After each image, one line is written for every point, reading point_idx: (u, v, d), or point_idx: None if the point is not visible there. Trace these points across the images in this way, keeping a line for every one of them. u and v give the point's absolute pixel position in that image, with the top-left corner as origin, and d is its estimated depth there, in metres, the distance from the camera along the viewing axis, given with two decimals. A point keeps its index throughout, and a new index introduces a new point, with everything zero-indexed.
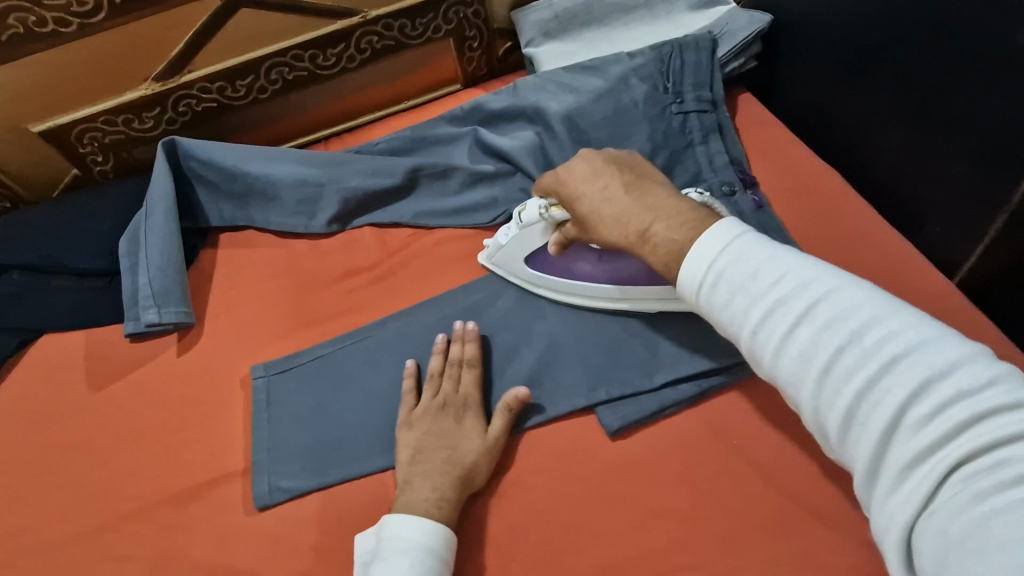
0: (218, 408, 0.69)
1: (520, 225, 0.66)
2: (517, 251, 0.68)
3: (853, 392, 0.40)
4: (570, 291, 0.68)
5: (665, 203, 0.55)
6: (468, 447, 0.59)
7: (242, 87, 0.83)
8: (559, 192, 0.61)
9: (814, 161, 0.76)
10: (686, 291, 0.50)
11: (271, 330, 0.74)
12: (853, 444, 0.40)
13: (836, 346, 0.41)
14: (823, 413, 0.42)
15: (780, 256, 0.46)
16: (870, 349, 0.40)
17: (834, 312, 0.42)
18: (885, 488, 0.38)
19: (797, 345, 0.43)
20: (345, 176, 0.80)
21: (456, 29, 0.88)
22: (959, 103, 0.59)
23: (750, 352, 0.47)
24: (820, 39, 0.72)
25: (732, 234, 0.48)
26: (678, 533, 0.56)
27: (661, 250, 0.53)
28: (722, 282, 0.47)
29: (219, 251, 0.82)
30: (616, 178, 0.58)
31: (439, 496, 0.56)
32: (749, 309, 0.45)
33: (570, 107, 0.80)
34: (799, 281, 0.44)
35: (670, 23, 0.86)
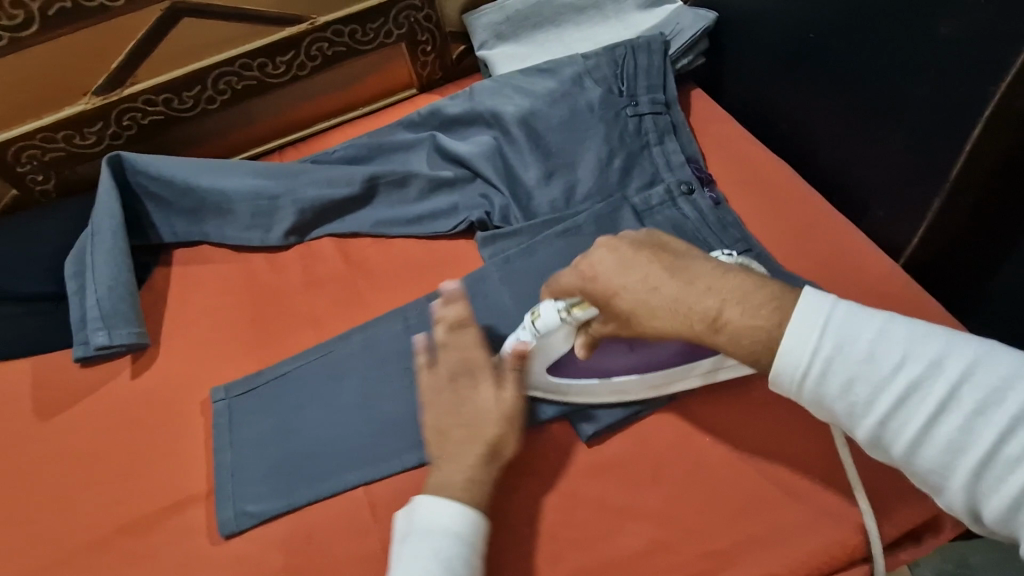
0: (179, 432, 0.67)
1: (537, 334, 0.57)
2: (538, 361, 0.59)
3: (1023, 482, 0.39)
4: (599, 390, 0.61)
5: (723, 283, 0.50)
6: (487, 420, 0.56)
7: (190, 98, 0.80)
8: (589, 291, 0.54)
9: (765, 155, 0.77)
10: (789, 383, 0.47)
11: (230, 348, 0.72)
12: (1022, 528, 0.40)
13: (987, 433, 0.40)
14: (986, 503, 0.41)
15: (895, 335, 0.44)
16: (1022, 432, 0.39)
17: (976, 395, 0.41)
18: None
19: (942, 435, 0.42)
20: (300, 186, 0.79)
21: (408, 34, 0.87)
22: (892, 95, 0.60)
23: (874, 441, 0.45)
24: (763, 36, 0.74)
25: (826, 312, 0.46)
26: (649, 531, 0.57)
27: (739, 338, 0.49)
28: (833, 373, 0.45)
29: (173, 269, 0.79)
30: (653, 263, 0.52)
31: (468, 479, 0.54)
32: (876, 399, 0.44)
33: (526, 110, 0.80)
34: (922, 364, 0.43)
35: (620, 22, 0.87)
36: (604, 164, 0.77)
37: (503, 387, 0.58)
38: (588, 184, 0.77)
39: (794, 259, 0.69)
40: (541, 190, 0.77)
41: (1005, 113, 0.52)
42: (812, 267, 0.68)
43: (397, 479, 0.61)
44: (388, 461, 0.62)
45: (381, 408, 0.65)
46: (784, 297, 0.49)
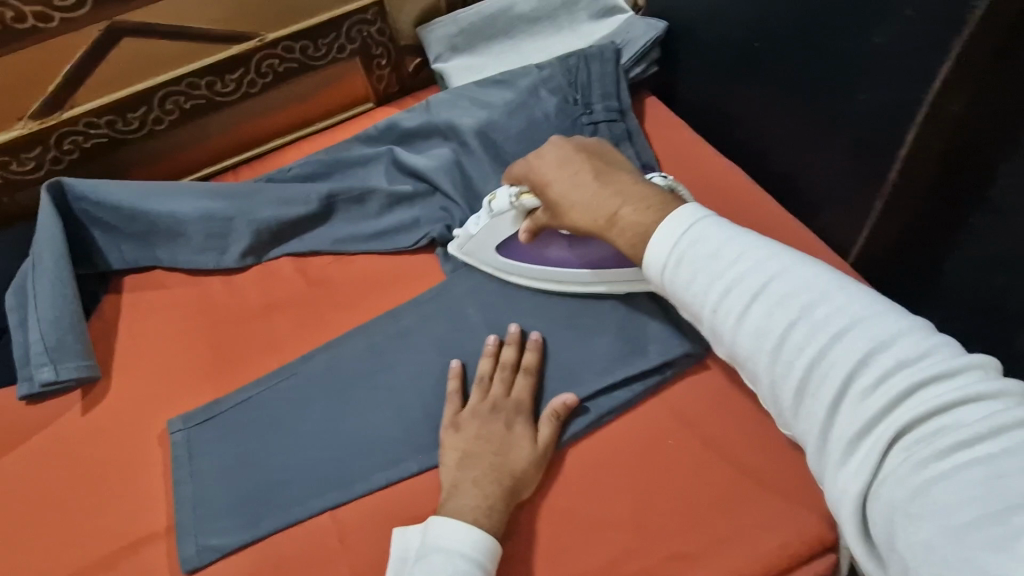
0: (135, 466, 0.65)
1: (490, 214, 0.67)
2: (489, 241, 0.68)
3: (807, 368, 0.42)
4: (544, 277, 0.68)
5: (630, 188, 0.58)
6: (519, 456, 0.58)
7: (135, 119, 0.78)
8: (529, 176, 0.64)
9: (718, 159, 0.79)
10: (652, 271, 0.53)
11: (188, 375, 0.70)
12: (806, 413, 0.43)
13: (789, 326, 0.44)
14: (780, 390, 0.44)
15: (738, 241, 0.49)
16: (820, 327, 0.43)
17: (786, 292, 0.45)
18: (839, 461, 0.40)
19: (756, 326, 0.46)
20: (254, 207, 0.77)
21: (361, 48, 0.86)
22: (831, 98, 0.62)
23: (711, 332, 0.50)
24: (711, 44, 0.76)
25: (693, 220, 0.51)
26: (622, 539, 0.57)
27: (626, 231, 0.55)
28: (682, 264, 0.50)
29: (124, 296, 0.76)
30: (585, 165, 0.61)
31: (487, 506, 0.55)
32: (709, 290, 0.48)
33: (482, 122, 0.80)
34: (756, 263, 0.47)
35: (573, 33, 0.88)
36: None
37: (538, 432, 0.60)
38: None
39: None
40: None
41: (937, 117, 0.54)
42: None
43: (365, 502, 0.60)
44: (355, 483, 0.60)
45: (347, 430, 0.64)
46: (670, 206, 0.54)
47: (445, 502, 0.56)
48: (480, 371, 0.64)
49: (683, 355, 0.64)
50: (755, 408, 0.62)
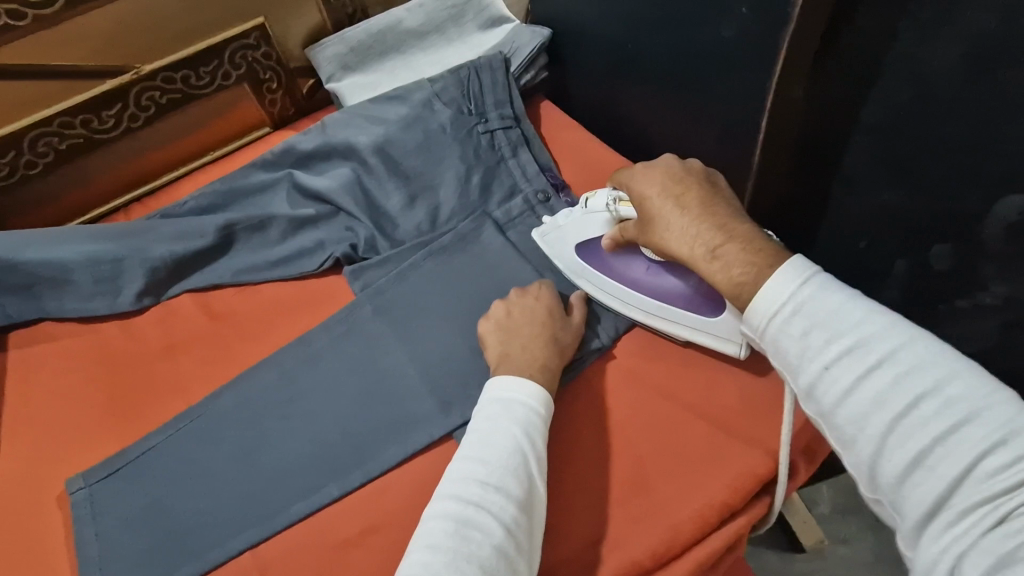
0: (33, 535, 0.60)
1: (585, 210, 0.69)
2: (571, 237, 0.70)
3: (927, 442, 0.41)
4: (610, 291, 0.68)
5: (739, 222, 0.55)
6: (561, 327, 0.65)
7: (3, 165, 0.73)
8: (631, 192, 0.62)
9: (609, 154, 0.83)
10: (752, 321, 0.50)
11: (85, 431, 0.66)
12: (913, 487, 0.41)
13: (914, 400, 0.42)
14: (884, 460, 0.43)
15: (857, 301, 0.46)
16: (948, 403, 0.41)
17: (914, 361, 0.43)
18: (943, 531, 0.39)
19: (871, 388, 0.43)
20: (146, 245, 0.73)
21: (248, 74, 0.84)
22: (702, 91, 0.67)
23: (806, 387, 0.47)
24: (592, 47, 0.80)
25: (806, 271, 0.48)
26: (547, 532, 0.58)
27: (728, 268, 0.53)
28: (795, 319, 0.47)
29: (10, 353, 0.72)
30: (693, 191, 0.58)
31: (536, 364, 0.61)
32: (822, 345, 0.46)
33: (380, 138, 0.80)
34: (879, 329, 0.45)
35: (464, 44, 0.90)
36: (464, 181, 0.79)
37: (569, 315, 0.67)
38: (450, 204, 0.78)
39: None
40: (405, 215, 0.78)
41: (783, 103, 0.60)
42: None
43: (286, 535, 0.58)
44: (275, 517, 0.59)
45: (263, 464, 0.62)
46: (779, 256, 0.51)
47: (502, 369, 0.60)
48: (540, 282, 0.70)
49: (592, 349, 0.67)
50: (660, 389, 0.64)
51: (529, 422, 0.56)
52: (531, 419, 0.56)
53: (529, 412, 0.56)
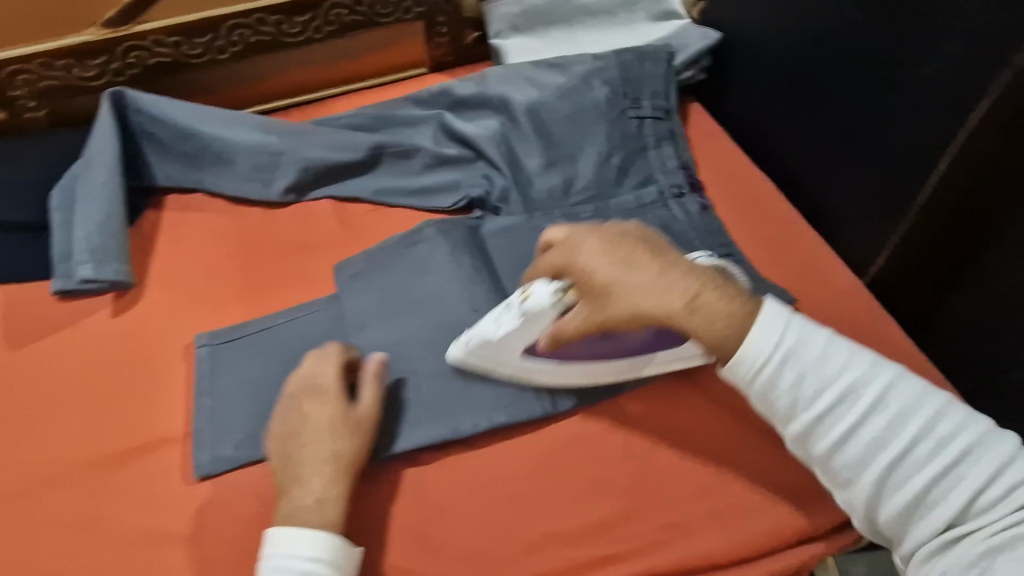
0: (157, 374, 0.66)
1: (524, 314, 0.56)
2: (516, 343, 0.58)
3: (917, 473, 0.49)
4: (573, 373, 0.61)
5: (690, 266, 0.56)
6: (332, 434, 0.56)
7: (199, 45, 0.80)
8: (568, 270, 0.56)
9: (751, 168, 0.84)
10: (743, 371, 0.53)
11: (217, 297, 0.72)
12: (907, 513, 0.50)
13: (904, 440, 0.50)
14: (882, 492, 0.50)
15: (842, 346, 0.53)
16: (930, 438, 0.49)
17: (896, 401, 0.51)
18: (936, 549, 0.48)
19: (865, 431, 0.51)
20: (304, 146, 0.79)
21: (426, 14, 0.89)
22: (873, 127, 0.69)
23: (800, 433, 0.53)
24: (763, 61, 0.82)
25: (790, 318, 0.54)
26: (618, 501, 0.59)
27: (710, 315, 0.54)
28: (788, 370, 0.52)
29: (163, 214, 0.78)
30: (638, 248, 0.56)
31: (323, 499, 0.54)
32: (813, 396, 0.52)
33: (534, 101, 0.83)
34: (866, 374, 0.52)
35: (631, 30, 0.91)
36: (604, 160, 0.80)
37: (354, 434, 0.57)
38: (586, 177, 0.80)
39: (770, 262, 0.75)
40: (541, 176, 0.80)
41: (965, 154, 0.62)
42: (783, 271, 0.75)
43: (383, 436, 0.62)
44: None
45: None
46: (747, 297, 0.55)
47: (292, 516, 0.53)
48: (324, 386, 0.59)
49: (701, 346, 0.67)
50: None
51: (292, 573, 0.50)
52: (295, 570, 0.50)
53: (293, 560, 0.50)
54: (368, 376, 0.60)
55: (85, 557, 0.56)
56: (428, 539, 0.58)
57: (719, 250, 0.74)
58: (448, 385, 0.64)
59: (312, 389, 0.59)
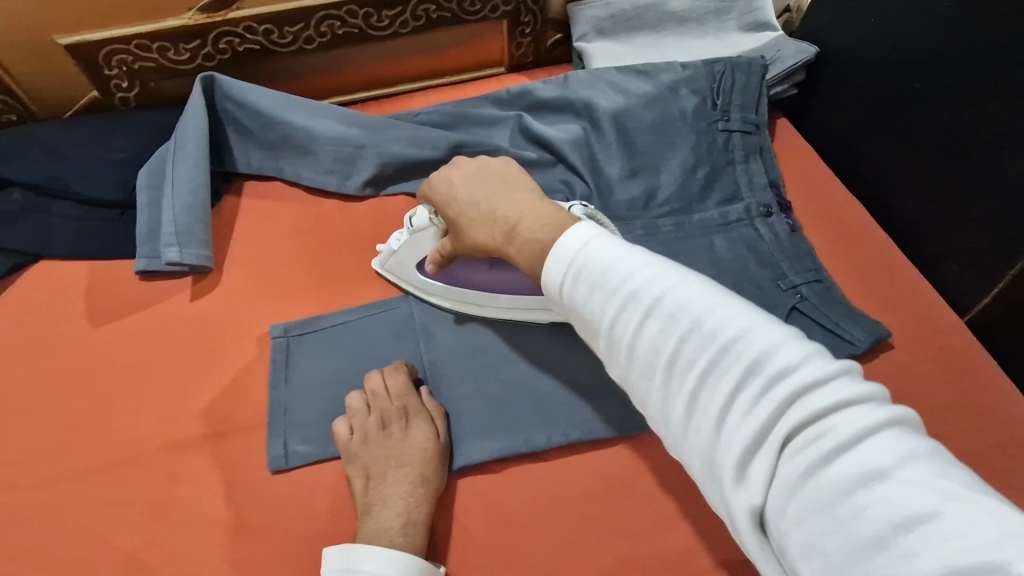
0: (232, 361, 0.66)
1: (410, 229, 0.64)
2: (409, 259, 0.65)
3: (698, 379, 0.39)
4: (460, 298, 0.66)
5: (532, 203, 0.53)
6: (422, 461, 0.57)
7: (289, 33, 0.80)
8: (433, 200, 0.60)
9: (841, 191, 0.80)
10: (552, 292, 0.47)
11: (293, 288, 0.71)
12: (698, 430, 0.39)
13: (679, 338, 0.40)
14: (673, 406, 0.40)
15: (629, 252, 0.44)
16: (706, 338, 0.39)
17: (677, 302, 0.41)
18: (730, 475, 0.37)
19: (646, 338, 0.41)
20: (385, 141, 0.78)
21: (512, 13, 0.87)
22: (991, 155, 0.64)
23: (604, 351, 0.45)
24: (862, 77, 0.78)
25: (592, 232, 0.45)
26: (699, 533, 0.57)
27: (523, 245, 0.51)
28: (580, 282, 0.45)
29: (243, 200, 0.78)
30: (495, 180, 0.56)
31: (406, 522, 0.54)
32: (601, 306, 0.43)
33: (619, 107, 0.81)
34: (643, 274, 0.42)
35: (720, 40, 0.88)
36: (688, 173, 0.78)
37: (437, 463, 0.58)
38: (668, 188, 0.77)
39: (862, 292, 0.72)
40: (622, 185, 0.78)
41: None
42: (878, 302, 0.71)
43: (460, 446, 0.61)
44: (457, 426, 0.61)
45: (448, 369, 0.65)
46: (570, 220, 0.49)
47: (372, 535, 0.53)
48: (411, 411, 0.60)
49: None
50: None
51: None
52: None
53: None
54: (431, 404, 0.62)
55: (157, 540, 0.56)
56: (500, 555, 0.56)
57: (808, 274, 0.71)
58: (525, 396, 0.63)
59: (399, 410, 0.60)
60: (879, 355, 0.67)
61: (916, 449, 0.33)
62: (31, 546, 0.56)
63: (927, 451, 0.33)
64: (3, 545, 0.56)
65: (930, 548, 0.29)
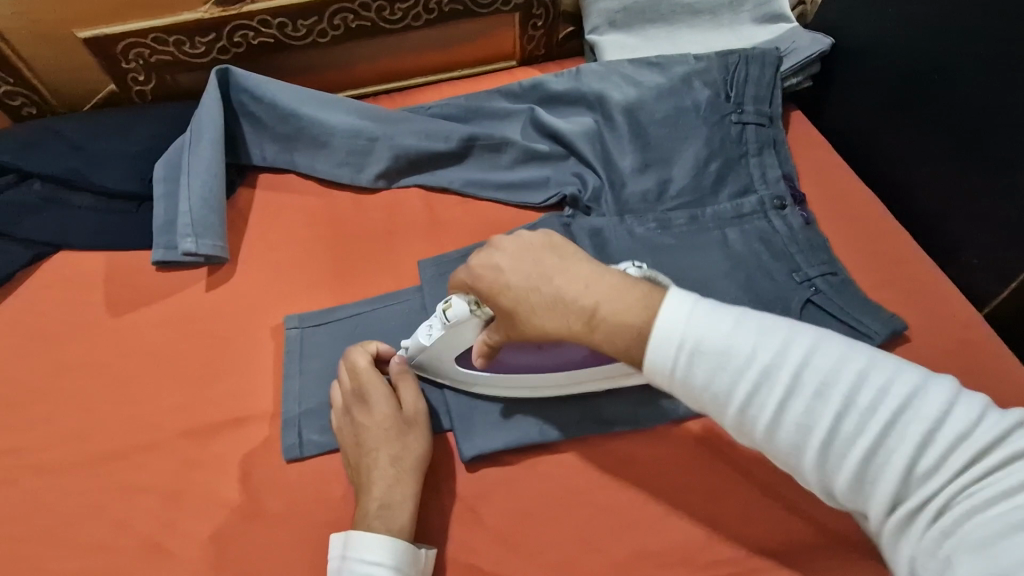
0: (246, 351, 0.67)
1: (446, 325, 0.56)
2: (447, 352, 0.58)
3: (860, 451, 0.41)
4: (510, 384, 0.61)
5: (601, 280, 0.51)
6: (388, 440, 0.56)
7: (303, 27, 0.81)
8: (477, 288, 0.53)
9: (855, 183, 0.79)
10: (661, 372, 0.47)
11: (306, 279, 0.72)
12: (869, 495, 0.42)
13: (833, 413, 0.42)
14: (833, 479, 0.42)
15: (746, 323, 0.45)
16: (859, 408, 0.41)
17: (819, 373, 0.43)
18: (915, 532, 0.40)
19: (793, 415, 0.43)
20: (398, 133, 0.78)
21: (524, 7, 0.87)
22: (1009, 148, 0.64)
23: (739, 427, 0.46)
24: (878, 70, 0.77)
25: (690, 305, 0.46)
26: (712, 523, 0.57)
27: (615, 333, 0.49)
28: (705, 361, 0.45)
29: (258, 192, 0.79)
30: (548, 264, 0.52)
31: (385, 505, 0.54)
32: (734, 386, 0.44)
33: (631, 100, 0.81)
34: (778, 346, 0.44)
35: (733, 32, 0.88)
36: (702, 166, 0.77)
37: (408, 438, 0.57)
38: (681, 182, 0.77)
39: (878, 286, 0.71)
40: (635, 178, 0.77)
41: None
42: (893, 296, 0.70)
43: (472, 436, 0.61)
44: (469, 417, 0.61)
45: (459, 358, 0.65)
46: (655, 291, 0.49)
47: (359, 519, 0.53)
48: (366, 390, 0.59)
49: None
50: None
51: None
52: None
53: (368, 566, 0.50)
54: (396, 377, 0.61)
55: (174, 526, 0.57)
56: (513, 544, 0.56)
57: (824, 268, 0.70)
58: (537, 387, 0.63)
59: (357, 392, 0.59)
60: (895, 348, 0.66)
61: None
62: (51, 530, 0.57)
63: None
64: (24, 529, 0.57)
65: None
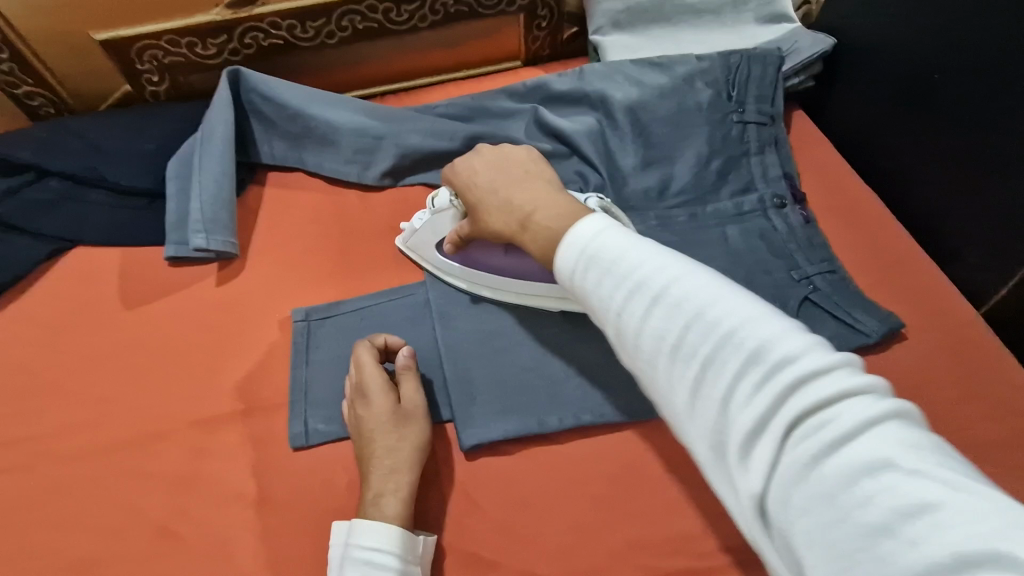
0: (255, 343, 0.68)
1: (432, 210, 0.66)
2: (430, 237, 0.68)
3: (700, 365, 0.38)
4: (478, 281, 0.68)
5: (549, 196, 0.54)
6: (389, 433, 0.58)
7: (312, 28, 0.82)
8: (454, 183, 0.63)
9: (857, 182, 0.80)
10: (565, 276, 0.48)
11: (313, 274, 0.74)
12: (701, 420, 0.38)
13: (684, 324, 0.40)
14: (676, 398, 0.40)
15: (641, 244, 0.45)
16: (709, 325, 0.39)
17: (682, 291, 0.41)
18: (735, 466, 0.36)
19: (651, 325, 0.41)
20: (404, 132, 0.80)
21: (528, 8, 0.89)
22: (1008, 146, 0.64)
23: (614, 341, 0.45)
24: (879, 69, 0.77)
25: (601, 224, 0.47)
26: (706, 514, 0.58)
27: (539, 236, 0.52)
28: (595, 267, 0.45)
29: (267, 190, 0.81)
30: (515, 172, 0.58)
31: (388, 494, 0.55)
32: (611, 292, 0.44)
33: (634, 99, 0.82)
34: (656, 262, 0.43)
35: (736, 32, 0.88)
36: (703, 164, 0.78)
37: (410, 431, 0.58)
38: (682, 179, 0.78)
39: (877, 284, 0.71)
40: (635, 176, 0.79)
41: None
42: (892, 294, 0.71)
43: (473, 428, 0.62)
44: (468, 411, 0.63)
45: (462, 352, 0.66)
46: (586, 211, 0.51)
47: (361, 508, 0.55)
48: (368, 387, 0.60)
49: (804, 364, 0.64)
50: None
51: (376, 566, 0.51)
52: (377, 564, 0.51)
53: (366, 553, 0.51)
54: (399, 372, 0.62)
55: (185, 512, 0.59)
56: (512, 533, 0.57)
57: (822, 264, 0.71)
58: (537, 379, 0.64)
59: (359, 387, 0.60)
60: (892, 345, 0.67)
61: (917, 441, 0.32)
62: (67, 514, 0.59)
63: (920, 441, 0.32)
64: (41, 513, 0.59)
65: (935, 536, 0.29)
